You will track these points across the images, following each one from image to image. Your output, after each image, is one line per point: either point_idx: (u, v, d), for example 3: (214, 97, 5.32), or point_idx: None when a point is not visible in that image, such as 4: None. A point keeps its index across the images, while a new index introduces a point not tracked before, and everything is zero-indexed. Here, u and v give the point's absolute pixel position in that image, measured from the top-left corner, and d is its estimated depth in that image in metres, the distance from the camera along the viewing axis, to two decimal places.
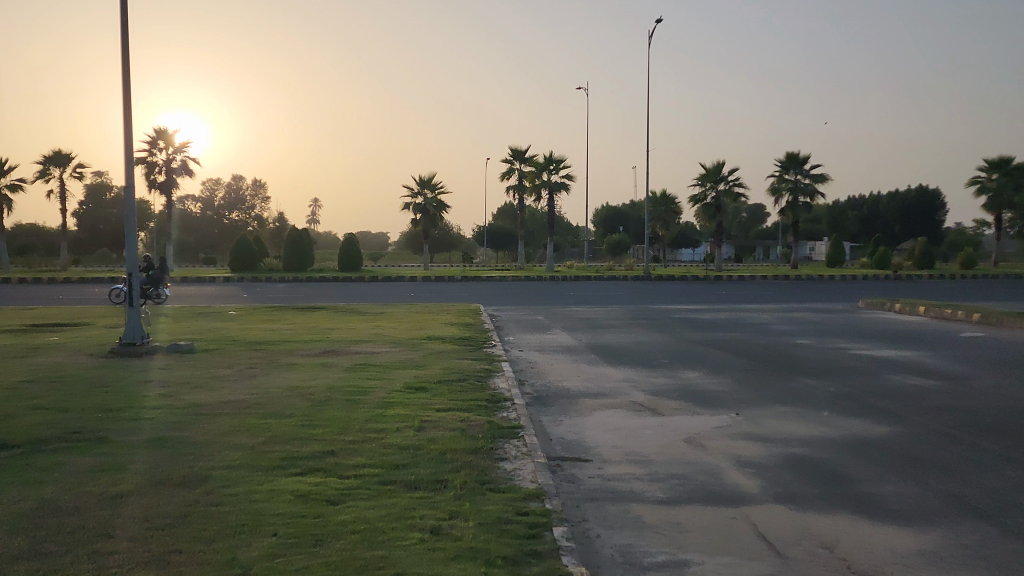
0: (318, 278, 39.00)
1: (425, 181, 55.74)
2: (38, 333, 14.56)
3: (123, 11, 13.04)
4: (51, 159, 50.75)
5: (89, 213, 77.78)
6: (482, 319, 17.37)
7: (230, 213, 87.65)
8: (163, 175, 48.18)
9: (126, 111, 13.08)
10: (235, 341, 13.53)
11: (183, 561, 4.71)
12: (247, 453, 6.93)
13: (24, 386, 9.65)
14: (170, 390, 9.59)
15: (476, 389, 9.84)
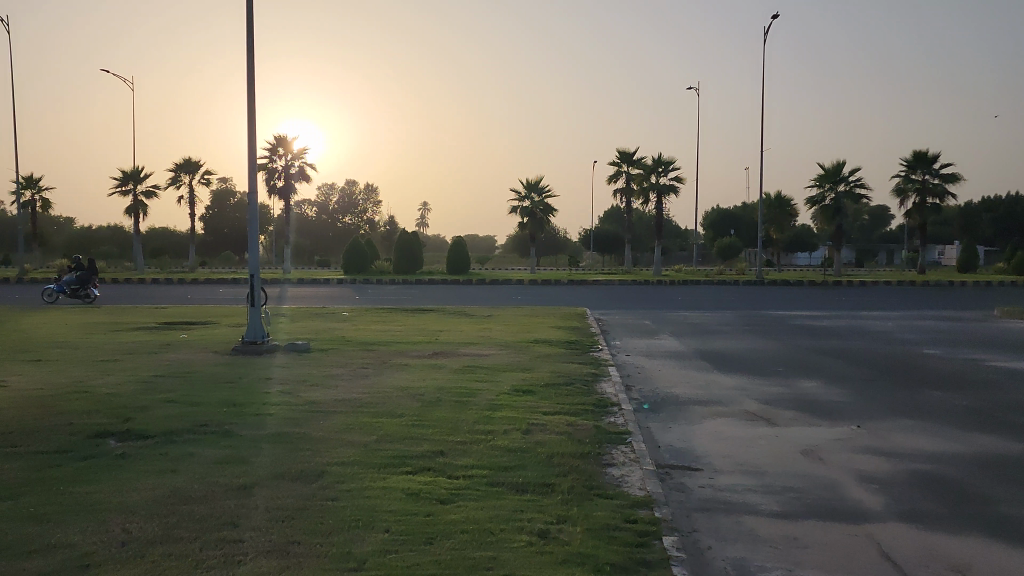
0: (428, 281, 39.80)
1: (532, 185, 56.03)
2: (169, 331, 15.46)
3: (249, 23, 13.70)
4: (182, 166, 53.90)
5: (215, 217, 82.18)
6: (589, 323, 17.29)
7: (344, 217, 90.77)
8: (282, 181, 50.31)
9: (250, 119, 13.73)
10: (349, 342, 13.96)
11: (302, 552, 4.88)
12: (361, 451, 7.13)
13: (157, 380, 10.26)
14: (288, 388, 10.00)
15: (583, 393, 9.80)
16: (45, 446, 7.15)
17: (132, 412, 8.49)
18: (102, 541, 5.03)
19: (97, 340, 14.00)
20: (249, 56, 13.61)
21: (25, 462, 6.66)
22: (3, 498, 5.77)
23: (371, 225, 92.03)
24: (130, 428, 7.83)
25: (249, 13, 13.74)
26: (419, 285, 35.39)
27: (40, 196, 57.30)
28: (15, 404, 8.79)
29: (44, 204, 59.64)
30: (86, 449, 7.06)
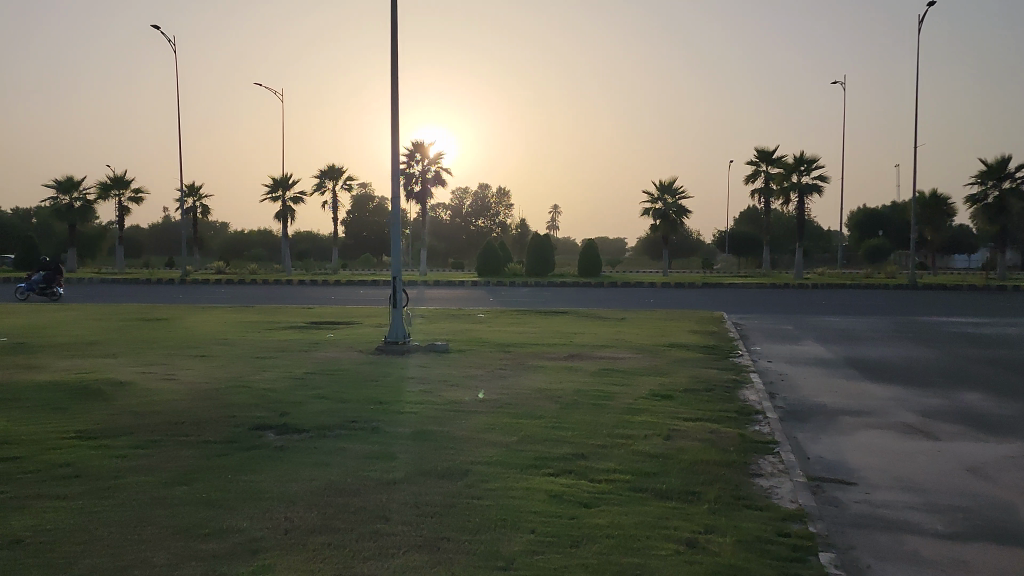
0: (560, 283, 39.87)
1: (666, 186, 55.14)
2: (318, 330, 16.23)
3: (393, 33, 14.17)
4: (326, 173, 56.56)
5: (355, 221, 85.83)
6: (727, 328, 16.82)
7: (477, 220, 92.49)
8: (419, 185, 51.86)
9: (394, 126, 14.22)
10: (486, 343, 14.17)
11: (451, 548, 5.00)
12: (503, 451, 7.23)
13: (308, 377, 10.82)
14: (429, 387, 10.28)
15: (724, 399, 9.53)
16: (213, 436, 7.67)
17: (288, 406, 8.97)
18: (267, 528, 5.34)
19: (253, 337, 14.91)
20: (393, 63, 14.10)
21: (196, 450, 7.17)
22: (180, 483, 6.24)
23: (503, 229, 93.13)
24: (286, 421, 8.29)
25: (392, 22, 14.23)
26: (552, 288, 35.49)
27: (200, 202, 61.74)
28: (185, 396, 9.48)
29: (204, 210, 64.21)
30: (248, 440, 7.53)
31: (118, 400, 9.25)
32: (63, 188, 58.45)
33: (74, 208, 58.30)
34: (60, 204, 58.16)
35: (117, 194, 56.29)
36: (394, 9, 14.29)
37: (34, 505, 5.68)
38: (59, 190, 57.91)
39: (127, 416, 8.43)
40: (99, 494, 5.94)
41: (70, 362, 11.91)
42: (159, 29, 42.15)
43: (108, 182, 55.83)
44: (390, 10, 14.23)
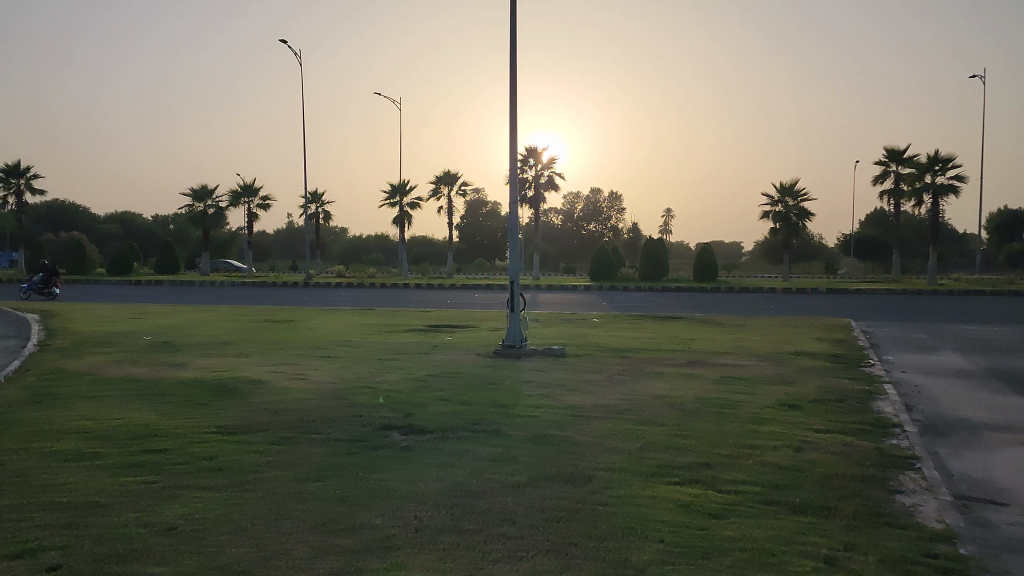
0: (675, 288, 39.19)
1: (786, 188, 53.38)
2: (437, 333, 16.59)
3: (512, 39, 14.32)
4: (441, 179, 57.73)
5: (468, 226, 87.23)
6: (855, 335, 16.07)
7: (589, 224, 92.29)
8: (532, 190, 52.23)
9: (511, 132, 14.37)
10: (603, 348, 14.09)
11: (580, 554, 4.98)
12: (626, 458, 7.15)
13: (429, 379, 11.05)
14: (547, 391, 10.30)
15: (857, 411, 9.09)
16: (342, 434, 7.95)
17: (412, 407, 9.20)
18: (398, 526, 5.47)
19: (375, 339, 15.38)
20: (511, 69, 14.25)
21: (327, 448, 7.44)
22: (316, 478, 6.50)
23: (614, 233, 92.47)
24: (410, 422, 8.49)
25: (510, 28, 14.37)
26: (667, 293, 34.97)
27: (322, 209, 64.37)
28: (314, 395, 9.88)
29: (325, 216, 66.89)
30: (375, 439, 7.75)
31: (254, 397, 9.72)
32: (199, 197, 62.18)
33: (208, 215, 61.93)
34: (196, 211, 61.78)
35: (247, 202, 59.36)
36: (513, 15, 14.43)
37: (183, 495, 6.03)
38: (195, 198, 61.66)
39: (264, 412, 8.87)
40: (241, 486, 6.25)
41: (209, 360, 12.65)
42: (287, 45, 44.25)
43: (239, 190, 59.00)
44: (509, 17, 14.40)
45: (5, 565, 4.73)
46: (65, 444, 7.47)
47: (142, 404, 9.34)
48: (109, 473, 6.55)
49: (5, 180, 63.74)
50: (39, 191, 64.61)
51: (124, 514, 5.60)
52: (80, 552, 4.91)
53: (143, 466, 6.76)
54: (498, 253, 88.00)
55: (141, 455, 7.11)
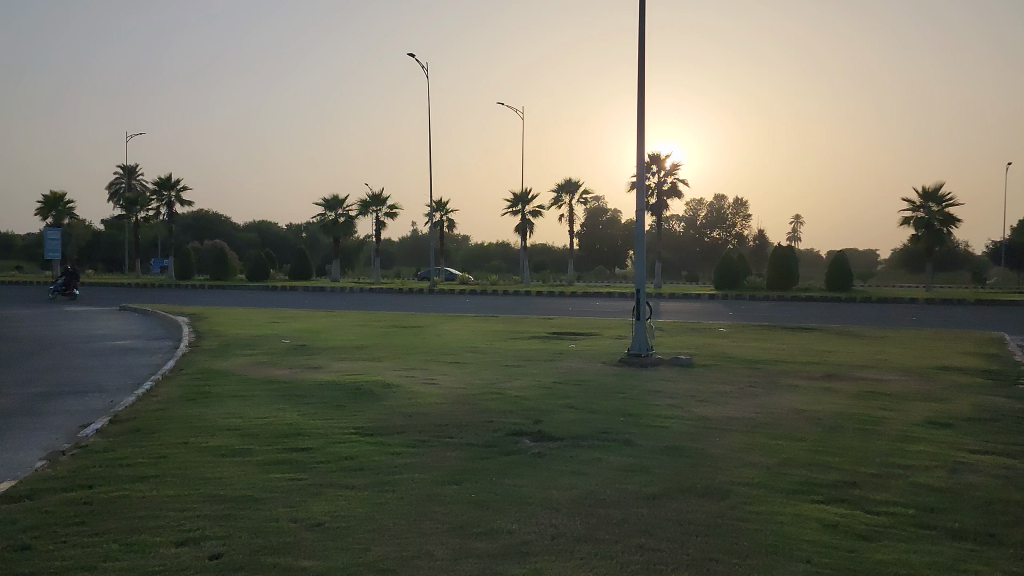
0: (806, 298, 37.75)
1: (929, 193, 50.43)
2: (561, 340, 16.64)
3: (642, 45, 14.23)
4: (563, 187, 57.94)
5: (589, 234, 87.10)
6: (1011, 350, 14.94)
7: (712, 231, 90.29)
8: (655, 197, 51.64)
9: (640, 138, 14.25)
10: (733, 359, 13.73)
11: (721, 571, 4.85)
12: (764, 473, 6.92)
13: (556, 386, 11.07)
14: (678, 401, 10.12)
15: (1017, 432, 8.45)
16: (475, 439, 8.07)
17: (541, 414, 9.25)
18: (535, 532, 5.49)
19: (501, 345, 15.58)
20: (639, 75, 14.15)
21: (461, 452, 7.58)
22: (450, 481, 6.63)
23: (739, 240, 90.02)
24: (540, 429, 8.52)
25: (640, 34, 14.29)
26: (798, 302, 33.71)
27: (445, 217, 65.92)
28: (445, 399, 10.09)
29: (449, 224, 68.48)
30: (507, 445, 7.82)
31: (387, 400, 10.04)
32: (330, 206, 64.97)
33: (339, 224, 64.56)
34: (327, 220, 64.56)
35: (375, 211, 61.52)
36: (643, 21, 14.34)
37: (328, 493, 6.28)
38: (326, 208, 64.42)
39: (398, 416, 9.15)
40: (382, 487, 6.45)
41: (344, 363, 13.16)
42: (413, 56, 45.66)
43: (368, 200, 61.22)
44: (639, 23, 14.33)
45: (172, 551, 5.06)
46: (219, 440, 7.95)
47: (285, 404, 9.83)
48: (259, 469, 6.93)
49: (158, 192, 68.62)
50: (187, 201, 69.21)
51: (275, 508, 5.89)
52: (238, 542, 5.20)
53: (289, 464, 7.10)
54: (619, 261, 87.42)
55: (287, 453, 7.48)
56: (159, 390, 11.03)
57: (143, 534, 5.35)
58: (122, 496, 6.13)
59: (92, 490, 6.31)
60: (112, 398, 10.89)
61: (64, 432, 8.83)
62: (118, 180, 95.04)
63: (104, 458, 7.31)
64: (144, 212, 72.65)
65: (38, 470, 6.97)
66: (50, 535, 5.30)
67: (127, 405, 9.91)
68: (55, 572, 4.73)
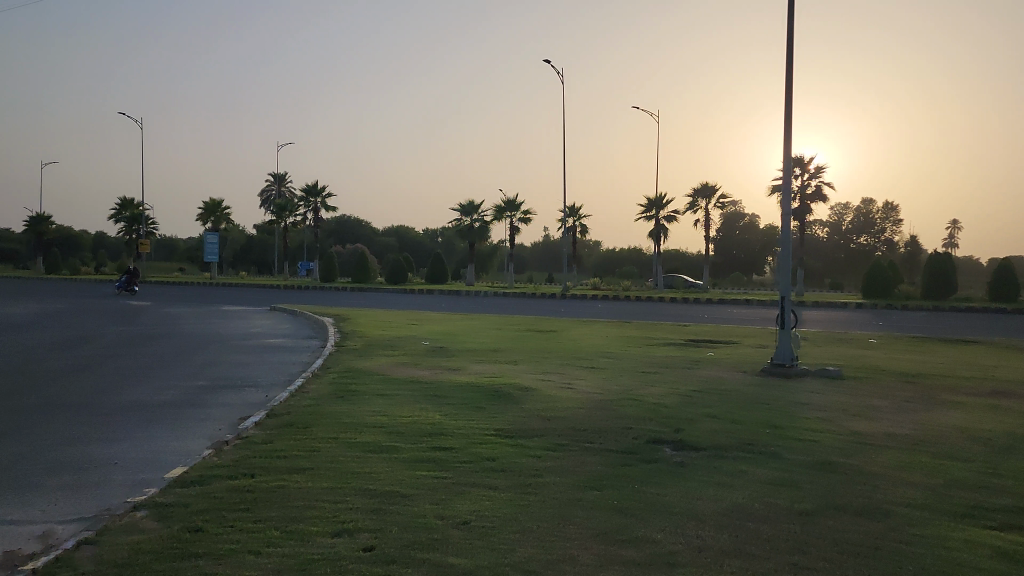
0: (967, 308, 35.13)
1: None
2: (698, 348, 16.25)
3: (789, 44, 13.75)
4: (699, 191, 56.68)
5: (725, 240, 84.79)
6: None
7: (859, 237, 85.82)
8: (798, 201, 49.66)
9: (785, 139, 13.74)
10: (885, 371, 12.97)
11: None
12: (926, 493, 6.49)
13: (696, 395, 10.80)
14: (827, 414, 9.65)
15: None
16: (615, 446, 8.00)
17: (681, 423, 9.06)
18: (681, 543, 5.38)
19: (636, 352, 15.40)
20: (786, 75, 13.65)
21: (601, 458, 7.54)
22: (592, 487, 6.60)
23: (889, 246, 85.08)
24: (681, 438, 8.34)
25: (789, 33, 13.80)
26: (957, 313, 31.43)
27: (578, 222, 65.99)
28: (583, 404, 10.05)
29: (581, 230, 68.58)
30: (648, 453, 7.71)
31: (525, 404, 10.11)
32: (465, 212, 66.45)
33: (474, 229, 65.93)
34: (462, 225, 66.08)
35: (509, 216, 62.42)
36: (791, 18, 13.84)
37: (473, 493, 6.39)
38: (462, 213, 65.95)
39: (537, 419, 9.20)
40: (525, 489, 6.50)
41: (481, 366, 13.39)
42: (548, 62, 46.15)
43: (502, 205, 62.22)
44: (788, 21, 13.84)
45: (329, 541, 5.29)
46: (367, 436, 8.26)
47: (427, 404, 10.10)
48: (405, 466, 7.14)
49: (305, 198, 72.39)
50: (331, 208, 72.73)
51: (421, 505, 6.06)
52: (389, 536, 5.38)
53: (434, 462, 7.28)
54: (756, 267, 84.71)
55: (430, 451, 7.66)
56: (309, 386, 11.59)
57: (301, 522, 5.63)
58: (281, 486, 6.49)
59: (254, 479, 6.71)
60: (267, 393, 11.55)
61: (226, 424, 9.44)
62: (269, 188, 101.01)
63: (263, 449, 7.76)
64: (292, 217, 76.87)
65: (206, 458, 7.48)
66: (219, 519, 5.66)
67: (281, 400, 10.49)
68: (225, 553, 5.04)
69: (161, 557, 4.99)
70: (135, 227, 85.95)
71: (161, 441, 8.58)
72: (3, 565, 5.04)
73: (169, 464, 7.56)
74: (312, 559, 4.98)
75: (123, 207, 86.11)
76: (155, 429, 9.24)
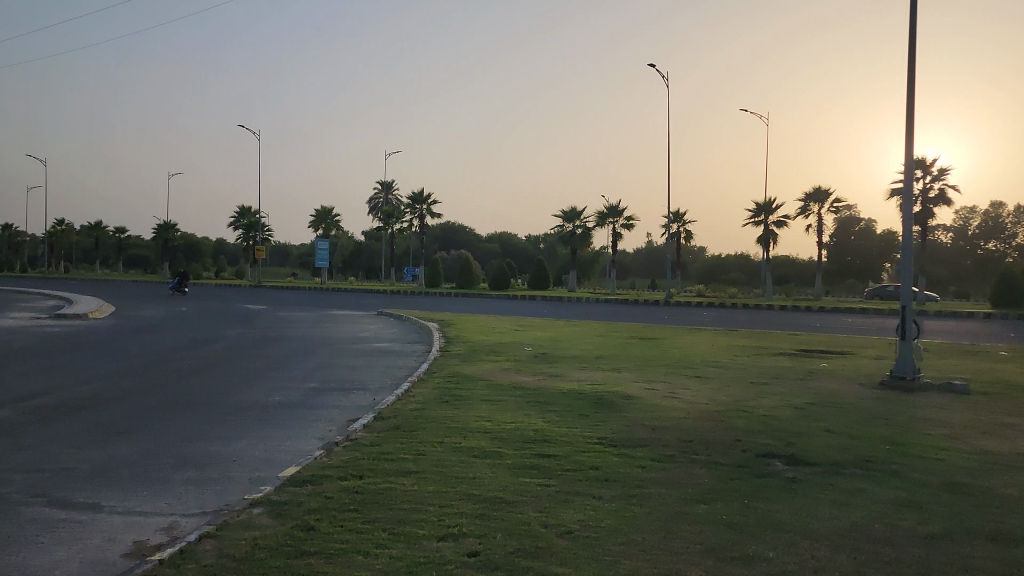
0: None
1: None
2: (811, 359, 15.64)
3: (912, 41, 13.08)
4: (812, 195, 54.67)
5: (839, 246, 81.55)
6: None
7: (987, 243, 80.77)
8: (920, 206, 47.22)
9: (908, 140, 13.06)
10: (1017, 387, 12.10)
11: None
12: None
13: (808, 408, 10.36)
14: (953, 432, 9.08)
15: None
16: (723, 458, 7.77)
17: (794, 436, 8.72)
18: (794, 562, 5.16)
19: (744, 361, 14.96)
20: (908, 72, 13.00)
21: (709, 471, 7.33)
22: (701, 500, 6.42)
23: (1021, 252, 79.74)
24: (793, 452, 8.02)
25: (911, 28, 13.13)
26: None
27: (683, 227, 64.90)
28: (690, 415, 9.83)
29: (686, 235, 67.40)
30: (759, 467, 7.44)
31: (629, 412, 9.97)
32: (568, 218, 66.48)
33: (576, 235, 65.82)
34: (565, 231, 66.13)
35: (612, 222, 62.03)
36: (914, 15, 13.17)
37: (576, 502, 6.33)
38: (565, 219, 66.04)
39: (642, 428, 9.05)
40: (630, 500, 6.39)
41: (584, 373, 13.31)
42: (653, 67, 45.69)
43: (605, 211, 61.89)
44: (910, 17, 13.17)
45: (434, 544, 5.34)
46: (472, 441, 8.33)
47: (530, 410, 10.11)
48: (510, 472, 7.15)
49: (411, 206, 74.09)
50: (437, 215, 74.20)
51: (526, 512, 6.04)
52: (494, 542, 5.39)
53: (538, 469, 7.27)
54: (872, 275, 80.73)
55: (534, 458, 7.66)
56: (416, 390, 11.81)
57: (408, 525, 5.71)
58: (388, 488, 6.62)
59: (364, 481, 6.88)
60: (375, 396, 11.84)
61: (337, 425, 9.73)
62: (377, 196, 104.05)
63: (372, 451, 7.95)
64: (399, 224, 78.84)
65: (317, 458, 7.71)
66: (330, 519, 5.82)
67: (388, 403, 10.73)
68: (335, 552, 5.17)
69: (276, 553, 5.17)
70: (252, 234, 90.11)
71: (276, 441, 8.91)
72: (132, 555, 5.33)
73: (284, 463, 7.85)
74: (419, 562, 5.04)
75: (242, 215, 90.51)
76: (271, 428, 9.62)
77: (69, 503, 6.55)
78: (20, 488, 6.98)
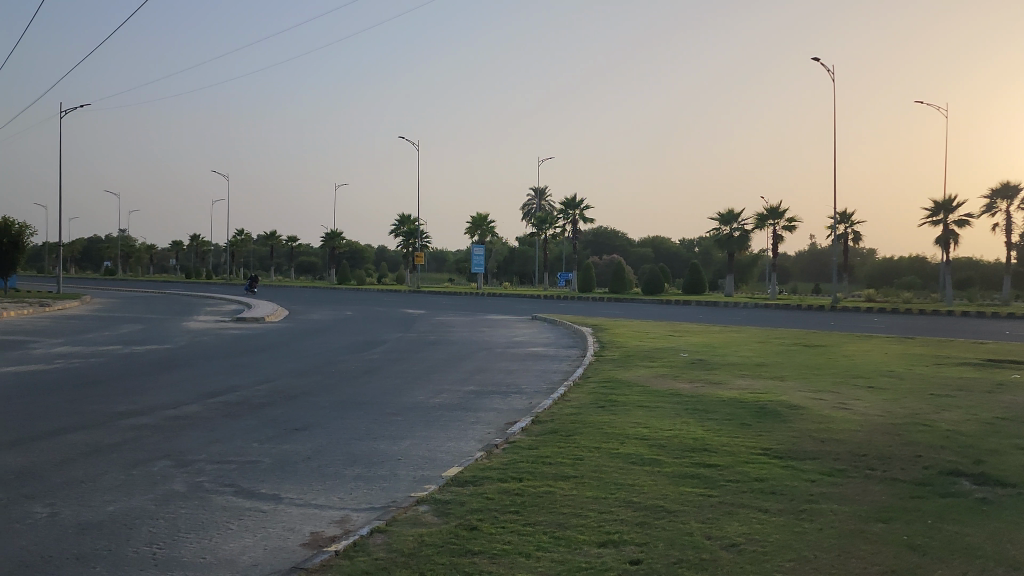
0: None
1: None
2: (1000, 369, 14.32)
3: None
4: (998, 192, 50.24)
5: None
6: None
7: None
8: None
9: None
10: None
11: None
12: None
13: (1001, 423, 9.48)
14: None
15: None
16: (902, 475, 7.25)
17: (984, 453, 8.01)
18: None
19: (923, 371, 13.93)
20: None
21: (886, 487, 6.87)
22: (879, 519, 6.02)
23: None
24: (983, 471, 7.37)
25: None
26: None
27: (850, 228, 61.38)
28: (863, 428, 9.24)
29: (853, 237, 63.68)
30: (944, 486, 6.90)
31: (796, 423, 9.50)
32: (726, 220, 64.56)
33: (733, 238, 63.75)
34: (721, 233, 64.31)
35: (772, 224, 59.62)
36: None
37: (741, 514, 6.11)
38: (722, 222, 64.15)
39: (812, 440, 8.60)
40: (800, 515, 6.09)
41: (746, 381, 12.83)
42: (816, 61, 43.61)
43: (765, 213, 59.56)
44: None
45: (596, 550, 5.31)
46: (630, 448, 8.24)
47: (690, 418, 9.85)
48: (672, 480, 7.00)
49: (565, 211, 74.54)
50: (589, 219, 74.24)
51: (689, 522, 5.90)
52: (658, 551, 5.29)
53: (699, 479, 7.08)
54: None
55: (695, 467, 7.47)
56: (573, 395, 11.84)
57: (569, 530, 5.72)
58: (548, 492, 6.67)
59: (523, 483, 6.96)
60: (532, 399, 11.99)
61: (495, 428, 9.94)
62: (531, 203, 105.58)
63: (529, 454, 8.04)
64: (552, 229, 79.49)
65: (477, 459, 7.89)
66: (492, 520, 5.93)
67: (545, 407, 10.83)
68: (499, 553, 5.26)
69: (442, 551, 5.32)
70: (412, 240, 93.76)
71: (438, 441, 9.20)
72: (311, 545, 5.66)
73: (446, 463, 8.08)
74: (581, 567, 5.03)
75: (402, 223, 94.43)
76: (434, 429, 9.95)
77: (254, 493, 7.05)
78: (211, 478, 7.58)
